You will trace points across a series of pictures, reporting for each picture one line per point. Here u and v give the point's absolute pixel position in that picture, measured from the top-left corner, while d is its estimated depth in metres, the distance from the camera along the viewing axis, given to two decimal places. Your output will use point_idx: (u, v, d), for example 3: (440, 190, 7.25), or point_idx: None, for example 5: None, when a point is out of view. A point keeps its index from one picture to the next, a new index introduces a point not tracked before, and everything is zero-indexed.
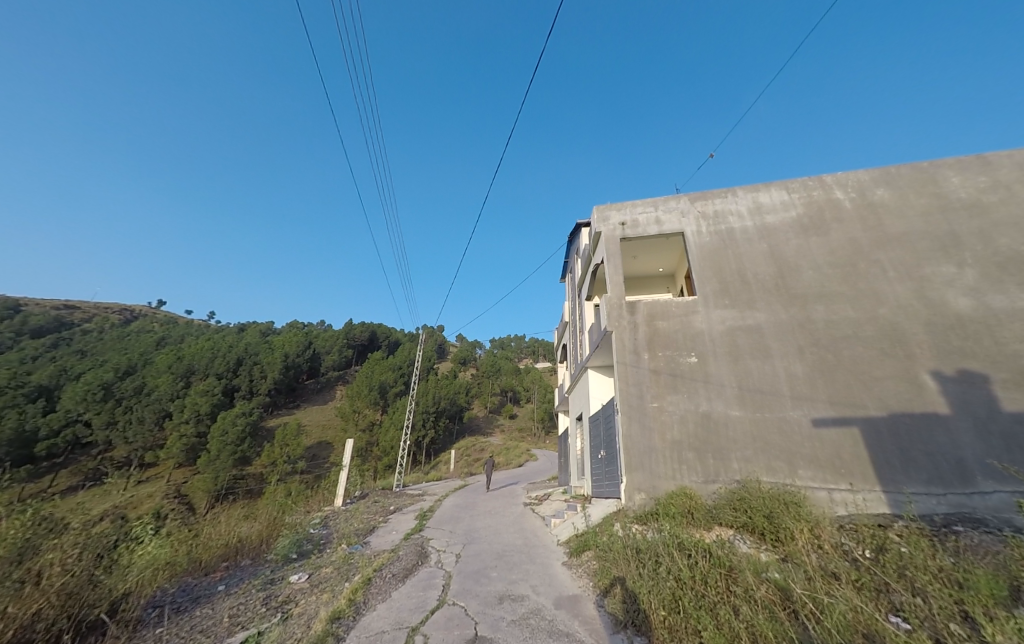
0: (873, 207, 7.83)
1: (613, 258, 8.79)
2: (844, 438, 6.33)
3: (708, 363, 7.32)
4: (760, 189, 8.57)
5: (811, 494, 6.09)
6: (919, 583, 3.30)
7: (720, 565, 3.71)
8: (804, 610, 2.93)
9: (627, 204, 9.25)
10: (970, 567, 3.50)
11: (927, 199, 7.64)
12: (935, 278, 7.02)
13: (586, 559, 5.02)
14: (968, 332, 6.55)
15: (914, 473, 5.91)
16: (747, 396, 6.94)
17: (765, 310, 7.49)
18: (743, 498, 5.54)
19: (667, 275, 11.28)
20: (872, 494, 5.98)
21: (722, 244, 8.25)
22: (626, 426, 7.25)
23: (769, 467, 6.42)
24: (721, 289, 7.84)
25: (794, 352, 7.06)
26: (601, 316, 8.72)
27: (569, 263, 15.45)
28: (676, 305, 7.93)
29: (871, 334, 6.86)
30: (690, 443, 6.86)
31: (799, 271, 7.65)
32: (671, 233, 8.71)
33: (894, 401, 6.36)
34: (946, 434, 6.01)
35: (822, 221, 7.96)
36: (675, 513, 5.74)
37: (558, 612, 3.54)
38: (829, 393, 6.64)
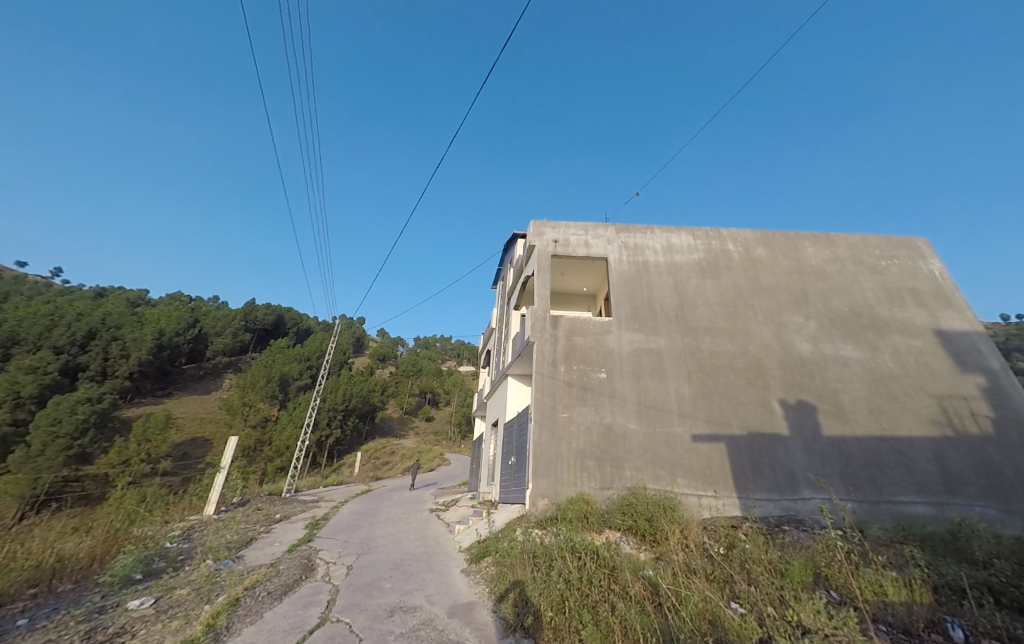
0: (753, 261, 9.42)
1: (543, 272, 9.18)
2: (713, 452, 7.41)
3: (615, 380, 8.01)
4: (672, 231, 9.76)
5: (685, 500, 7.00)
6: (754, 574, 4.01)
7: (605, 565, 4.06)
8: (667, 602, 3.36)
9: (560, 223, 9.80)
10: (790, 560, 4.35)
11: (791, 260, 9.43)
12: (790, 325, 8.65)
13: (484, 566, 5.08)
14: (806, 370, 8.17)
15: (760, 482, 7.16)
16: (643, 412, 7.75)
17: (666, 336, 8.48)
18: (631, 503, 6.14)
19: (589, 295, 12.11)
20: (729, 500, 7.06)
21: (638, 274, 9.17)
22: (537, 434, 7.56)
23: (654, 475, 7.22)
24: (632, 313, 8.69)
25: (684, 375, 8.08)
26: (525, 327, 9.05)
27: (501, 272, 15.76)
28: (593, 323, 8.58)
29: (742, 365, 8.19)
30: (592, 452, 7.40)
31: (695, 306, 8.83)
32: (596, 256, 9.42)
33: (752, 422, 7.65)
34: (785, 451, 7.40)
35: (716, 266, 9.32)
36: (572, 518, 6.11)
37: (451, 621, 3.54)
38: (706, 413, 7.73)
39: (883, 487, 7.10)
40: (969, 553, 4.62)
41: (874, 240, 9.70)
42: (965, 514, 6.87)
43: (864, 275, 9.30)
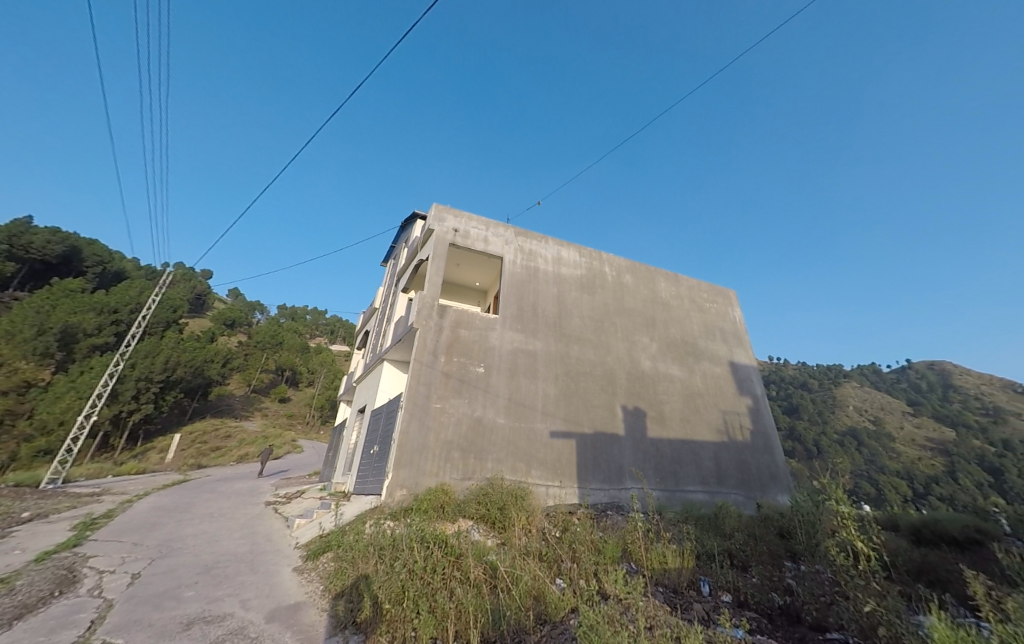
0: (621, 285, 10.93)
1: (438, 259, 8.97)
2: (565, 447, 8.33)
3: (491, 375, 8.32)
4: (563, 245, 10.65)
5: (535, 489, 7.68)
6: (578, 553, 4.66)
7: (451, 553, 4.19)
8: (501, 585, 3.65)
9: (463, 214, 9.73)
10: (607, 539, 5.18)
11: (648, 290, 11.25)
12: (639, 344, 10.31)
13: (323, 562, 4.71)
14: (644, 382, 9.85)
15: (596, 474, 8.35)
16: (512, 408, 8.23)
17: (542, 340, 9.18)
18: (487, 493, 6.48)
19: (480, 290, 12.27)
20: (571, 489, 8.02)
21: (528, 278, 9.73)
22: (405, 423, 7.34)
23: (512, 467, 7.73)
24: (517, 314, 9.17)
25: (552, 377, 8.88)
26: (410, 312, 8.70)
27: (394, 251, 14.85)
28: (479, 319, 8.76)
29: (599, 373, 9.42)
30: (458, 444, 7.53)
31: (571, 316, 9.80)
32: (493, 254, 9.64)
33: (598, 422, 8.86)
34: (619, 448, 8.78)
35: (593, 284, 10.53)
36: (427, 508, 6.11)
37: (268, 626, 3.17)
38: (565, 412, 8.65)
39: (680, 478, 9.02)
40: (721, 528, 6.23)
41: (705, 286, 12.28)
42: (725, 499, 9.24)
43: (694, 312, 11.69)
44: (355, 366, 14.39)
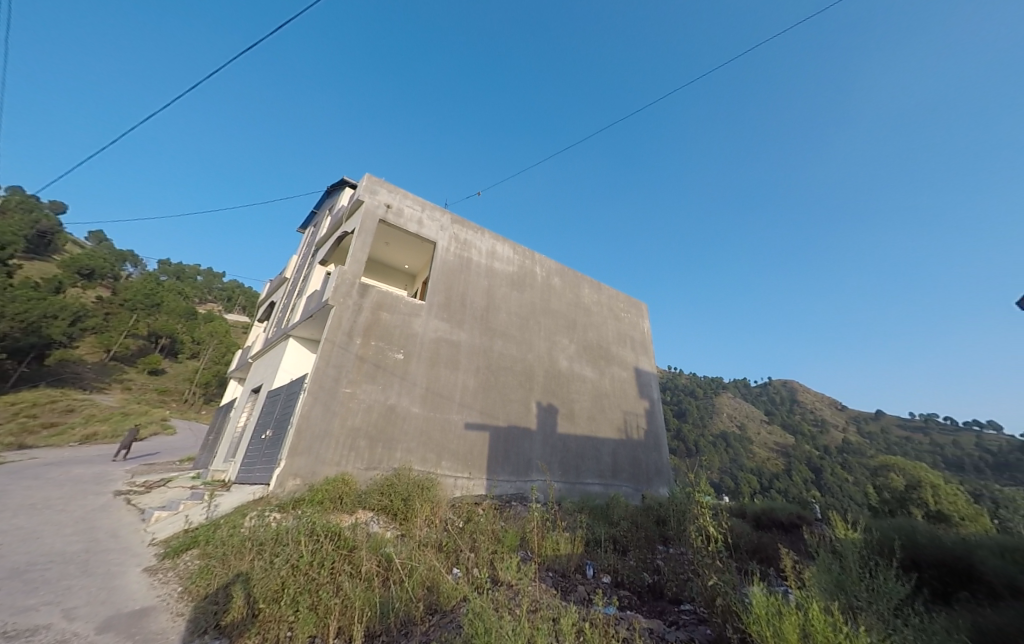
0: (549, 287, 11.37)
1: (365, 234, 8.36)
2: (478, 439, 8.41)
3: (410, 362, 8.04)
4: (498, 240, 10.70)
5: (443, 480, 7.60)
6: (478, 543, 4.75)
7: (345, 546, 3.98)
8: (394, 577, 3.58)
9: (398, 190, 9.21)
10: (507, 529, 5.38)
11: (573, 295, 11.88)
12: (560, 344, 10.83)
13: (185, 560, 4.12)
14: (560, 381, 10.38)
15: (505, 466, 8.58)
16: (428, 397, 8.06)
17: (467, 332, 9.13)
18: (391, 483, 6.26)
19: (409, 273, 11.75)
20: (479, 481, 8.11)
21: (459, 268, 9.59)
22: (307, 407, 6.73)
23: (422, 457, 7.56)
24: (444, 303, 8.99)
25: (473, 369, 8.88)
26: (326, 286, 7.99)
27: (314, 219, 13.47)
28: (403, 303, 8.41)
29: (519, 369, 9.69)
30: (366, 432, 7.14)
31: (499, 311, 9.90)
32: (426, 238, 9.30)
33: (513, 417, 9.12)
34: (529, 442, 9.14)
35: (523, 282, 10.77)
36: (323, 500, 5.69)
37: (102, 638, 2.68)
38: (482, 405, 8.72)
39: (580, 472, 9.72)
40: (611, 517, 6.86)
41: (622, 297, 13.36)
42: (617, 491, 10.20)
43: (610, 319, 12.65)
44: (253, 340, 12.77)
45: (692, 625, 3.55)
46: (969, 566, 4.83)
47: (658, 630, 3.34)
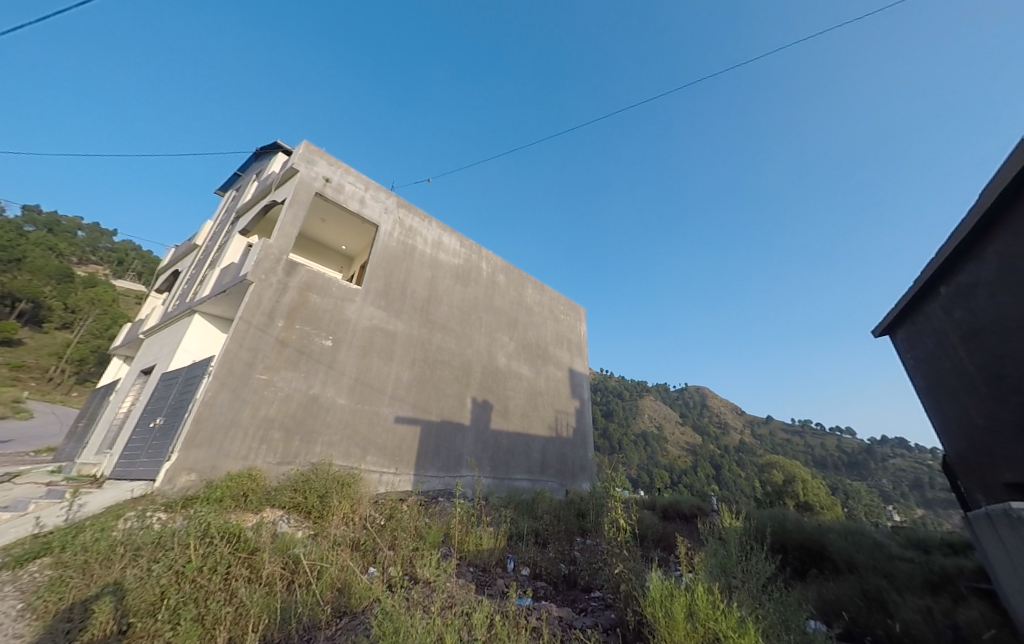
0: (494, 283, 11.37)
1: (297, 206, 7.63)
2: (408, 433, 8.14)
3: (339, 350, 7.52)
4: (445, 231, 10.44)
5: (366, 476, 7.21)
6: (398, 540, 4.59)
7: (245, 548, 3.61)
8: (301, 580, 3.33)
9: (340, 164, 8.56)
10: (430, 526, 5.28)
11: (516, 293, 12.01)
12: (499, 341, 10.88)
13: (31, 571, 3.42)
14: (496, 378, 10.44)
15: (434, 462, 8.41)
16: (357, 389, 7.61)
17: (405, 322, 8.77)
18: (307, 479, 5.80)
19: (345, 255, 10.99)
20: (405, 476, 7.84)
21: (401, 255, 9.19)
22: (211, 393, 5.97)
23: (345, 452, 7.11)
24: (382, 290, 8.55)
25: (408, 362, 8.56)
26: (246, 260, 7.16)
27: (237, 183, 12.02)
28: (336, 286, 7.84)
29: (456, 364, 9.55)
30: (282, 423, 6.53)
31: (440, 303, 9.66)
32: (367, 219, 8.76)
33: (446, 412, 8.97)
34: (461, 437, 9.06)
35: (468, 276, 10.64)
36: (223, 497, 5.09)
37: None
38: (415, 398, 8.46)
39: (510, 467, 9.87)
40: (535, 511, 7.06)
41: (563, 300, 13.82)
42: (543, 486, 10.53)
43: (550, 321, 13.02)
44: (147, 313, 11.00)
45: (598, 610, 3.78)
46: (821, 547, 5.78)
47: (567, 618, 3.50)
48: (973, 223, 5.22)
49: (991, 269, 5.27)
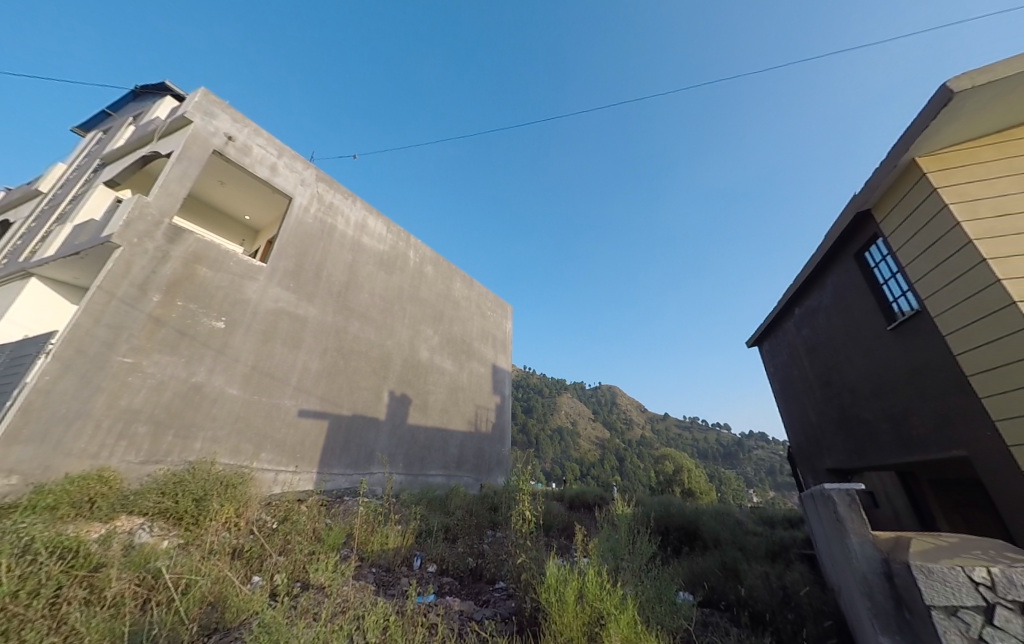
0: (421, 274, 11.00)
1: (187, 163, 6.51)
2: (313, 428, 7.47)
3: (233, 334, 6.60)
4: (370, 213, 9.82)
5: (258, 475, 6.41)
6: (291, 544, 4.20)
7: (87, 565, 2.99)
8: (162, 598, 2.86)
9: (247, 122, 7.51)
10: (331, 527, 4.94)
11: (444, 286, 11.79)
12: (423, 334, 10.56)
13: None
14: (417, 371, 10.11)
15: (341, 458, 7.85)
16: (254, 378, 6.76)
17: (318, 307, 8.03)
18: (180, 481, 4.99)
19: (249, 227, 9.69)
20: (307, 475, 7.17)
21: (318, 233, 8.40)
22: (50, 377, 4.77)
23: (233, 449, 6.24)
24: (291, 270, 7.72)
25: (318, 351, 7.85)
26: (112, 218, 5.90)
27: (106, 125, 9.86)
28: (234, 261, 6.88)
29: (374, 355, 9.04)
30: (150, 416, 5.49)
31: (360, 290, 9.05)
32: (279, 189, 7.84)
33: (359, 406, 8.44)
34: (373, 433, 8.60)
35: (393, 264, 10.14)
36: (58, 506, 4.12)
37: None
38: (323, 391, 7.79)
39: (425, 463, 9.65)
40: (447, 507, 7.01)
41: (491, 297, 13.92)
42: (458, 482, 10.50)
43: (477, 316, 13.01)
44: None
45: (500, 600, 3.89)
46: (695, 528, 6.70)
47: (468, 611, 3.55)
48: (818, 259, 6.48)
49: (827, 297, 6.59)
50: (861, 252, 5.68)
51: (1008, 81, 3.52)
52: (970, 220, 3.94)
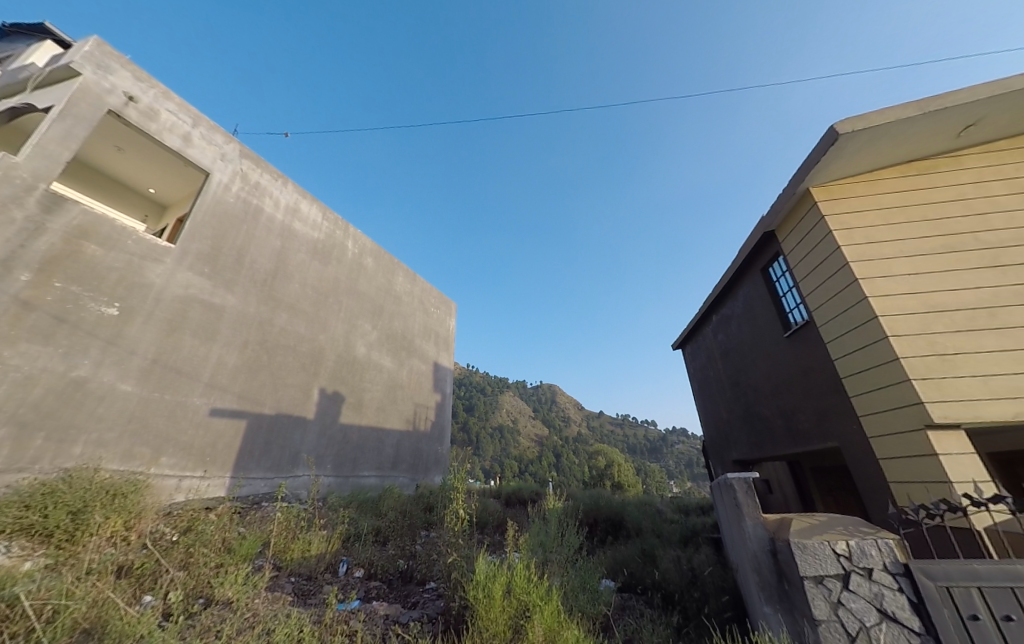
0: (360, 266, 10.47)
1: (73, 121, 5.54)
2: (227, 429, 6.77)
3: (129, 322, 5.76)
4: (303, 197, 9.14)
5: (157, 483, 5.65)
6: (194, 558, 3.79)
7: None
8: (19, 630, 2.43)
9: (154, 83, 6.58)
10: (244, 536, 4.54)
11: (385, 280, 11.34)
12: (360, 329, 10.06)
13: None
14: (352, 368, 9.61)
15: (261, 461, 7.21)
16: (155, 373, 5.95)
17: (238, 296, 7.29)
18: (51, 491, 4.20)
19: (153, 201, 8.50)
20: (217, 480, 6.47)
21: (241, 215, 7.63)
22: None
23: (125, 453, 5.43)
24: (207, 253, 6.92)
25: (237, 344, 7.13)
26: None
27: None
28: (133, 239, 6.01)
29: (304, 350, 8.42)
30: (11, 416, 4.58)
31: (290, 279, 8.38)
32: (194, 162, 6.99)
33: (284, 404, 7.82)
34: (299, 433, 8.01)
35: (329, 253, 9.53)
36: None
37: None
38: (242, 388, 7.10)
39: (357, 464, 9.20)
40: (379, 509, 6.76)
41: (435, 293, 13.67)
42: (393, 482, 10.18)
43: (419, 312, 12.70)
44: None
45: (429, 600, 3.87)
46: (621, 519, 7.19)
47: (393, 614, 3.47)
48: (732, 272, 7.29)
49: (739, 307, 7.43)
50: (766, 268, 6.49)
51: (879, 130, 4.25)
52: (848, 245, 4.69)
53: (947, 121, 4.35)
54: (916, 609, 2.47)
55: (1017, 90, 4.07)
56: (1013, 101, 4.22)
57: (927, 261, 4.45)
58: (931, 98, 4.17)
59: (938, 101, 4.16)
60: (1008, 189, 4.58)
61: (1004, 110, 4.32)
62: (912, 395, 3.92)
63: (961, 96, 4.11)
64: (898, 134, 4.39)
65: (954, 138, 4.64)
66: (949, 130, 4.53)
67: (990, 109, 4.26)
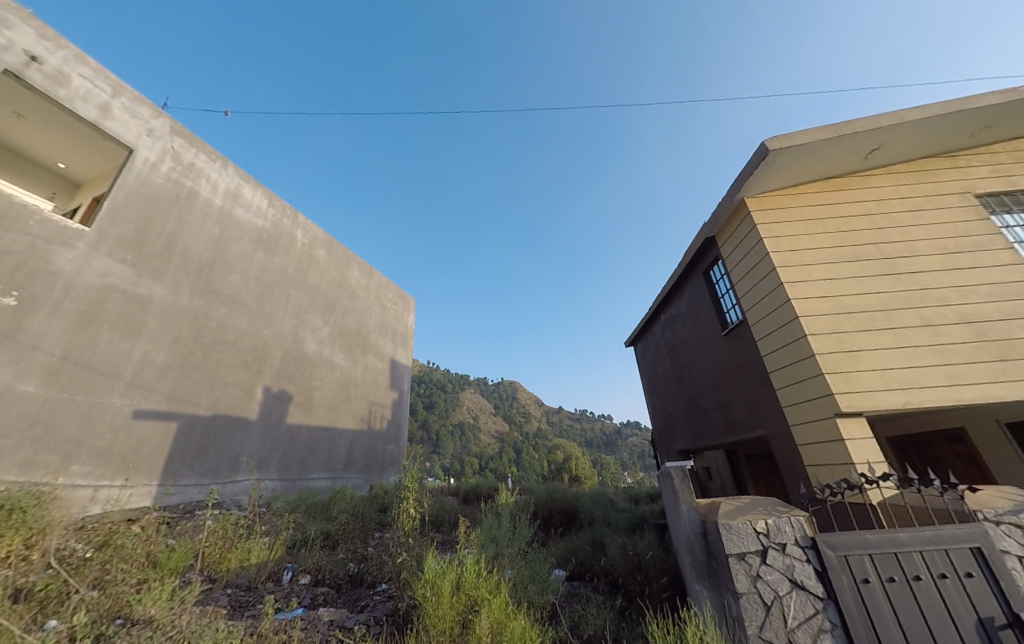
0: (310, 257, 9.93)
1: None
2: (154, 433, 6.17)
3: (30, 314, 5.07)
4: (245, 181, 8.50)
5: (67, 494, 5.03)
6: (110, 575, 3.44)
7: None
8: None
9: (62, 44, 5.79)
10: (172, 548, 4.18)
11: (337, 273, 10.84)
12: (310, 325, 9.55)
13: None
14: (301, 365, 9.11)
15: (193, 466, 6.65)
16: (64, 372, 5.28)
17: (168, 287, 6.65)
18: None
19: (62, 178, 7.52)
20: (142, 488, 5.88)
21: (173, 198, 6.96)
22: None
23: (26, 462, 4.79)
24: (129, 239, 6.25)
25: (167, 339, 6.51)
26: None
27: None
28: (36, 220, 5.29)
29: (245, 346, 7.85)
30: None
31: (230, 270, 7.78)
32: (113, 137, 6.26)
33: (222, 405, 7.26)
34: (239, 435, 7.47)
35: (275, 244, 8.95)
36: None
37: None
38: (172, 387, 6.49)
39: (305, 466, 8.74)
40: (329, 511, 6.49)
41: (392, 288, 13.28)
42: (345, 483, 9.80)
43: (375, 307, 12.28)
44: None
45: (379, 602, 3.80)
46: (575, 510, 7.45)
47: (338, 619, 3.37)
48: (678, 274, 7.75)
49: (683, 307, 7.92)
50: (707, 271, 6.96)
51: (803, 147, 4.69)
52: (775, 252, 5.14)
53: (858, 143, 4.89)
54: (820, 577, 2.79)
55: (912, 121, 4.67)
56: (909, 130, 4.83)
57: (840, 268, 4.99)
58: (844, 123, 4.67)
59: (850, 126, 4.67)
60: (904, 207, 5.25)
61: (902, 138, 4.94)
62: (823, 388, 4.39)
63: (869, 122, 4.65)
64: (819, 153, 4.88)
65: (863, 159, 5.22)
66: (859, 152, 5.09)
67: (892, 135, 4.85)
